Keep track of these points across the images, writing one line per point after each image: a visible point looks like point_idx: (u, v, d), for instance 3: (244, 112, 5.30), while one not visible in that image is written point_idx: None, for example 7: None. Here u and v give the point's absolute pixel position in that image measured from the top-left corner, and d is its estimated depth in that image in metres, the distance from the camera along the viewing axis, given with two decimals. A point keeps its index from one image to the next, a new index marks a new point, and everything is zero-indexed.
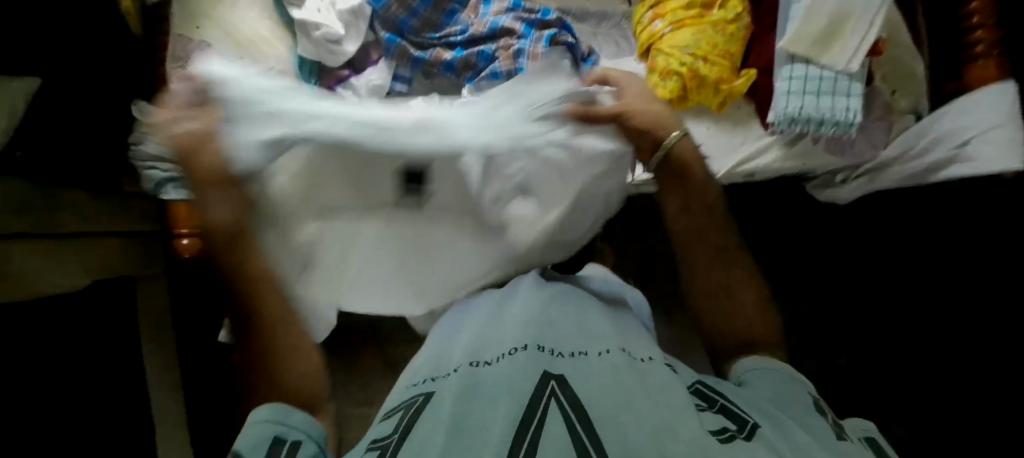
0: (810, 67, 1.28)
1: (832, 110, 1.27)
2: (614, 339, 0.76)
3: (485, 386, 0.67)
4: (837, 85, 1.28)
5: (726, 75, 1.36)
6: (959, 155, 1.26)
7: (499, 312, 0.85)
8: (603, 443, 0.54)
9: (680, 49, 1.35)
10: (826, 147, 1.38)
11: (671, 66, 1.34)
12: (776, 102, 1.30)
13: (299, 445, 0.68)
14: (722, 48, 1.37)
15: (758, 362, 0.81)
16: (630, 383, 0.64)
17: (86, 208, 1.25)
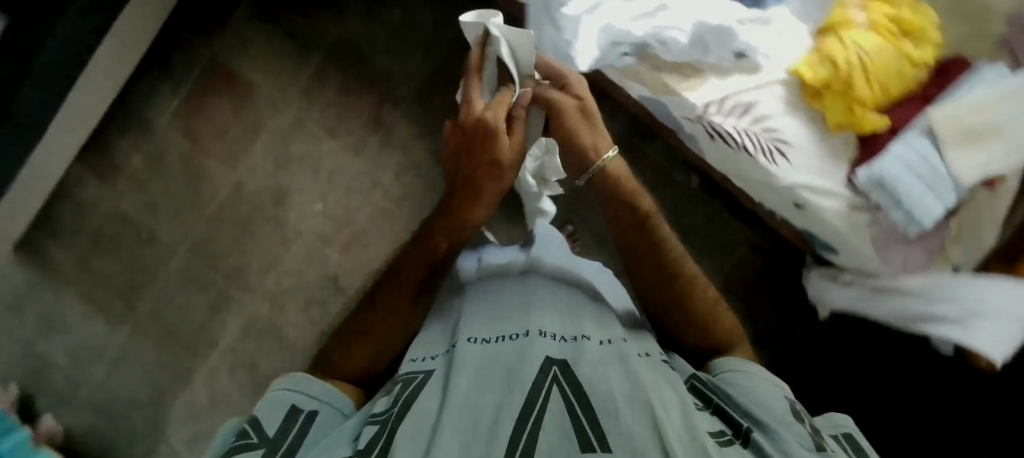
0: (927, 154, 0.67)
1: (916, 202, 0.68)
2: (613, 324, 0.56)
3: (481, 356, 0.48)
4: (940, 182, 0.67)
5: (864, 108, 0.68)
6: (938, 318, 0.76)
7: (479, 293, 0.60)
8: (610, 437, 0.39)
9: (853, 45, 0.67)
10: (881, 242, 0.73)
11: (813, 64, 0.69)
12: (867, 165, 0.69)
13: (315, 415, 0.49)
14: (889, 74, 0.67)
15: (731, 361, 0.53)
16: (650, 375, 0.46)
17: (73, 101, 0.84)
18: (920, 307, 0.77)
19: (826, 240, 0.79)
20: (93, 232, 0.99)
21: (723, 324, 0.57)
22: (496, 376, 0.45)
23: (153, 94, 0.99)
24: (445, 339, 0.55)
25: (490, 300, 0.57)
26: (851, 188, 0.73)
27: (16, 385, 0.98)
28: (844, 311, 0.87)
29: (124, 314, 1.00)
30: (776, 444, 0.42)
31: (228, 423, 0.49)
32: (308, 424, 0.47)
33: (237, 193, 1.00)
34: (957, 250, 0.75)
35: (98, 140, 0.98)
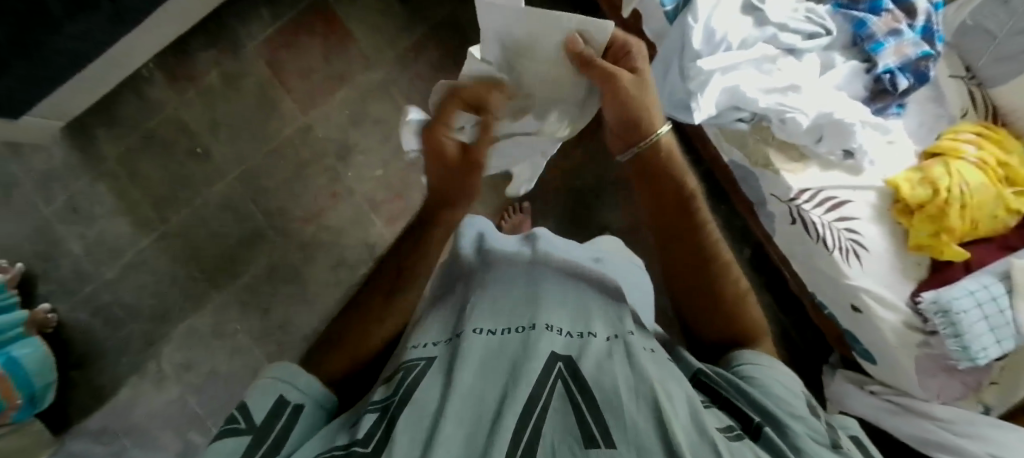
0: (1000, 300, 0.70)
1: (975, 337, 0.70)
2: (625, 317, 0.48)
3: (486, 347, 0.41)
4: (1001, 331, 0.71)
5: (951, 236, 0.71)
6: (958, 450, 0.78)
7: (491, 277, 0.51)
8: (614, 431, 0.34)
9: (960, 178, 0.69)
10: (924, 365, 0.76)
11: (916, 182, 0.71)
12: (940, 293, 0.72)
13: (302, 409, 0.39)
14: (982, 213, 0.70)
15: (749, 355, 0.46)
16: (664, 373, 0.40)
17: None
18: (944, 436, 0.78)
19: (867, 347, 0.80)
20: (149, 131, 0.96)
21: (747, 317, 0.50)
22: (497, 371, 0.39)
23: (250, 13, 0.97)
24: (454, 321, 0.47)
25: (498, 277, 0.51)
26: (912, 308, 0.75)
27: (22, 263, 0.92)
28: (863, 419, 0.88)
29: (154, 222, 0.97)
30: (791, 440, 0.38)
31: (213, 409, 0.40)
32: (294, 421, 0.38)
33: (302, 134, 0.99)
34: (991, 392, 0.78)
35: (182, 46, 0.96)
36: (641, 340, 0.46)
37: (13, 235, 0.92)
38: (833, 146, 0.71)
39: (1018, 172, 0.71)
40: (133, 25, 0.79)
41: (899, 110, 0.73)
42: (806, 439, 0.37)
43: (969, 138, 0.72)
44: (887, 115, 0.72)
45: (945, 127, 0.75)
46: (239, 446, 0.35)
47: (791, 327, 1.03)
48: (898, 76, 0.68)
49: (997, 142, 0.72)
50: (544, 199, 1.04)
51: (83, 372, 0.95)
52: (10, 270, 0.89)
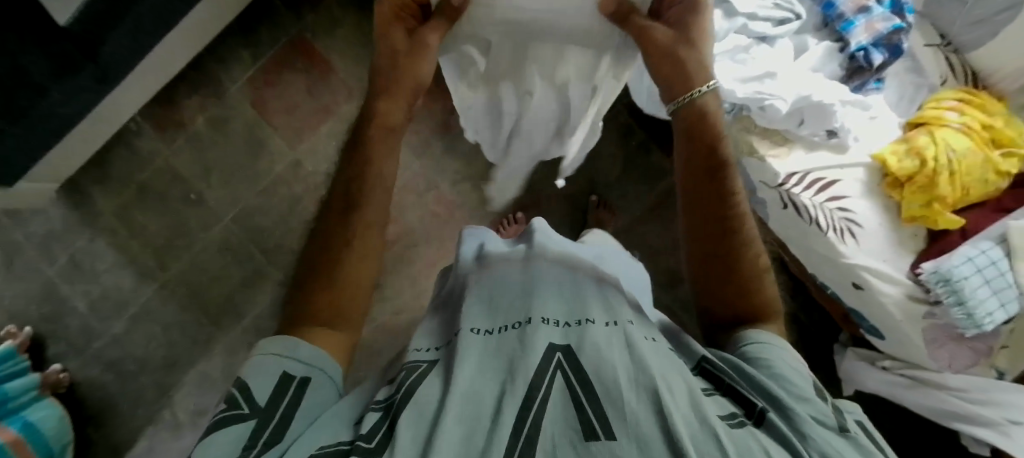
0: (1001, 264, 0.70)
1: (979, 303, 0.70)
2: (621, 305, 0.49)
3: (484, 347, 0.42)
4: (1004, 294, 0.70)
5: (941, 205, 0.71)
6: (975, 418, 0.79)
7: (486, 275, 0.52)
8: (614, 422, 0.34)
9: (946, 145, 0.69)
10: (931, 336, 0.76)
11: (902, 151, 0.71)
12: (940, 260, 0.72)
13: (308, 382, 0.40)
14: (972, 179, 0.70)
15: (760, 334, 0.45)
16: (663, 361, 0.40)
17: (155, 52, 0.82)
18: (961, 406, 0.79)
19: (874, 323, 0.80)
20: (140, 183, 0.97)
21: (764, 296, 0.49)
22: (498, 370, 0.40)
23: (229, 54, 0.97)
24: (447, 327, 0.50)
25: (496, 273, 0.52)
26: (913, 279, 0.75)
27: (29, 326, 0.93)
28: (879, 394, 0.89)
29: (155, 271, 0.98)
30: (793, 424, 0.38)
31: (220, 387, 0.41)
32: (300, 397, 0.39)
33: (292, 171, 1.00)
34: (1003, 356, 0.76)
35: (166, 94, 0.96)
36: (640, 328, 0.46)
37: (16, 299, 0.93)
38: (815, 127, 0.71)
39: (1003, 134, 0.71)
40: (116, 86, 0.80)
41: (878, 84, 0.73)
42: (808, 422, 0.38)
43: (952, 104, 0.72)
44: (866, 91, 0.72)
45: (927, 96, 0.75)
46: (244, 428, 0.36)
47: (798, 309, 1.02)
48: (872, 52, 0.68)
49: (979, 106, 0.72)
50: (537, 205, 1.03)
51: (100, 428, 0.96)
52: (19, 335, 0.90)
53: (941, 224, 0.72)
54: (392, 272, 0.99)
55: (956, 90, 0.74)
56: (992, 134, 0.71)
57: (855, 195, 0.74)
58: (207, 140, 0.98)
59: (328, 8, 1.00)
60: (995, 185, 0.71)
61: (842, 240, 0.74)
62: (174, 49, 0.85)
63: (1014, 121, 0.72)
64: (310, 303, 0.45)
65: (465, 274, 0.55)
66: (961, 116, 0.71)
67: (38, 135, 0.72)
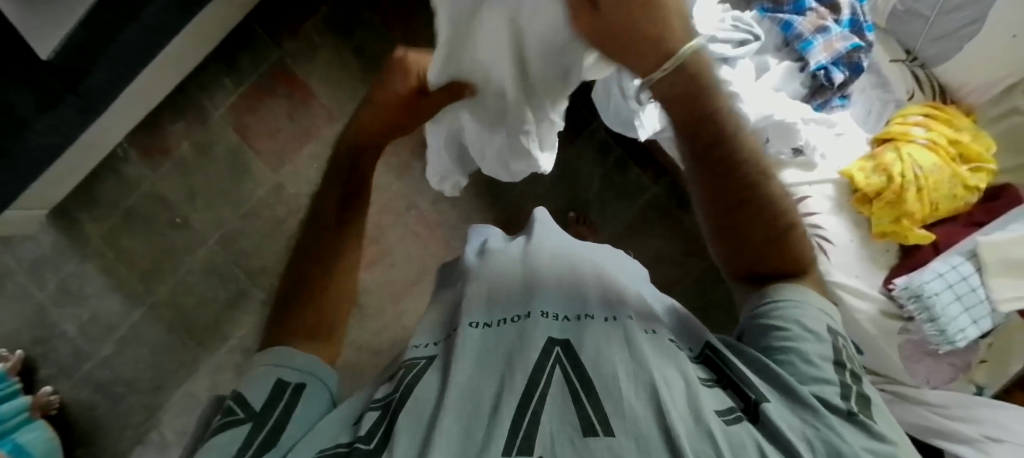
0: (972, 280, 0.71)
1: (951, 320, 0.70)
2: (623, 299, 0.47)
3: (481, 340, 0.42)
4: (976, 310, 0.71)
5: (910, 220, 0.72)
6: (953, 434, 0.77)
7: (481, 270, 0.51)
8: (613, 418, 0.33)
9: (912, 163, 0.70)
10: (907, 352, 0.75)
11: (871, 167, 0.71)
12: (915, 276, 0.72)
13: (303, 387, 0.41)
14: (940, 195, 0.71)
15: (789, 293, 0.45)
16: (664, 356, 0.39)
17: (141, 85, 0.84)
18: (941, 421, 0.77)
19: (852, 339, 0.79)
20: (129, 208, 0.99)
21: (796, 248, 0.48)
22: (497, 367, 0.39)
23: (213, 82, 1.00)
24: (447, 322, 0.48)
25: (499, 264, 0.51)
26: (887, 295, 0.74)
27: (21, 350, 0.95)
28: None
29: (143, 294, 0.99)
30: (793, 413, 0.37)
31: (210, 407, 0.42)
32: (294, 402, 0.39)
33: (275, 194, 1.02)
34: (981, 370, 0.77)
35: (152, 122, 0.98)
36: (640, 322, 0.44)
37: (9, 323, 0.95)
38: (779, 145, 0.71)
39: (970, 149, 0.72)
40: (103, 119, 0.82)
41: (843, 101, 0.73)
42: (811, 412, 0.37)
43: (917, 120, 0.73)
44: (831, 108, 0.73)
45: (893, 112, 0.76)
46: (238, 432, 0.36)
47: None
48: (832, 71, 0.69)
49: (945, 122, 0.73)
50: (515, 222, 1.04)
51: (90, 449, 0.97)
52: (11, 358, 0.92)
53: (911, 239, 0.73)
54: (373, 292, 1.01)
55: (920, 106, 0.75)
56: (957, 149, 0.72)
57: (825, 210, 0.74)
58: (193, 166, 1.00)
59: (308, 35, 1.02)
60: (962, 199, 0.72)
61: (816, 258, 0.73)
62: (157, 80, 0.87)
63: (980, 135, 0.74)
64: (304, 320, 0.46)
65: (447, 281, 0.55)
66: (927, 132, 0.72)
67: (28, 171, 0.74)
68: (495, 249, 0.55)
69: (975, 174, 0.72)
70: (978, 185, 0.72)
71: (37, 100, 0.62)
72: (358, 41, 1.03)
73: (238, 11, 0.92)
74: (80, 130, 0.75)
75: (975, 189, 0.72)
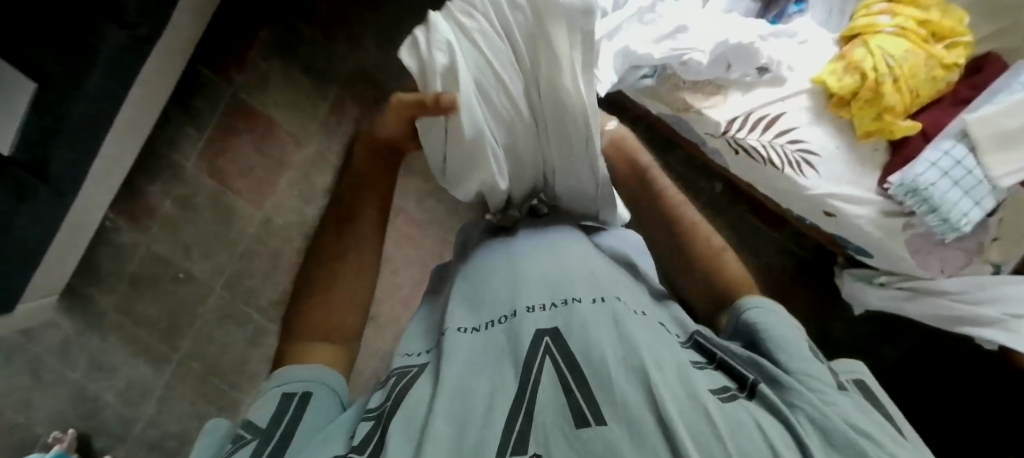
0: (967, 160, 0.70)
1: (952, 207, 0.69)
2: (612, 284, 0.46)
3: (472, 342, 0.41)
4: (975, 190, 0.70)
5: (894, 112, 0.71)
6: (977, 320, 0.75)
7: (471, 266, 0.51)
8: (606, 408, 0.33)
9: (883, 55, 0.70)
10: (915, 246, 0.74)
11: (845, 68, 0.71)
12: (909, 170, 0.71)
13: (309, 396, 0.39)
14: (916, 80, 0.71)
15: (749, 299, 0.47)
16: (652, 336, 0.39)
17: (108, 155, 0.84)
18: (959, 308, 0.76)
19: (859, 245, 0.78)
20: (132, 274, 1.01)
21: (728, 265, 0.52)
22: (488, 365, 0.39)
23: (177, 134, 1.00)
24: (439, 325, 0.48)
25: (478, 266, 0.50)
26: (883, 195, 0.74)
27: (72, 427, 0.98)
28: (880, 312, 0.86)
29: (168, 352, 1.01)
30: (783, 398, 0.37)
31: (212, 423, 0.39)
32: (301, 413, 0.38)
33: (265, 228, 1.03)
34: (996, 249, 0.75)
35: (130, 187, 0.99)
36: (630, 305, 0.44)
37: (52, 408, 0.98)
38: (746, 66, 0.71)
39: (941, 27, 0.72)
40: (81, 196, 0.82)
41: (799, 7, 0.76)
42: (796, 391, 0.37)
43: (880, 11, 0.73)
44: (788, 16, 0.76)
45: (855, 6, 0.77)
46: (245, 453, 0.34)
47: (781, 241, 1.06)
48: None
49: (911, 4, 0.73)
50: None
51: None
52: (66, 437, 0.96)
53: (900, 132, 0.72)
54: (382, 302, 1.01)
55: None
56: (925, 30, 0.72)
57: (806, 114, 0.74)
58: (181, 220, 1.01)
59: (255, 64, 1.01)
60: (943, 79, 0.72)
61: (808, 173, 0.73)
62: (122, 145, 0.87)
63: (950, 9, 0.74)
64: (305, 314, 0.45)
65: (438, 289, 0.55)
66: (893, 20, 0.72)
67: (26, 265, 0.74)
68: (488, 243, 0.54)
69: (948, 50, 0.72)
70: (954, 61, 0.72)
71: (11, 196, 0.60)
72: (305, 58, 1.03)
73: (182, 57, 0.92)
74: (63, 213, 0.74)
75: (952, 66, 0.72)
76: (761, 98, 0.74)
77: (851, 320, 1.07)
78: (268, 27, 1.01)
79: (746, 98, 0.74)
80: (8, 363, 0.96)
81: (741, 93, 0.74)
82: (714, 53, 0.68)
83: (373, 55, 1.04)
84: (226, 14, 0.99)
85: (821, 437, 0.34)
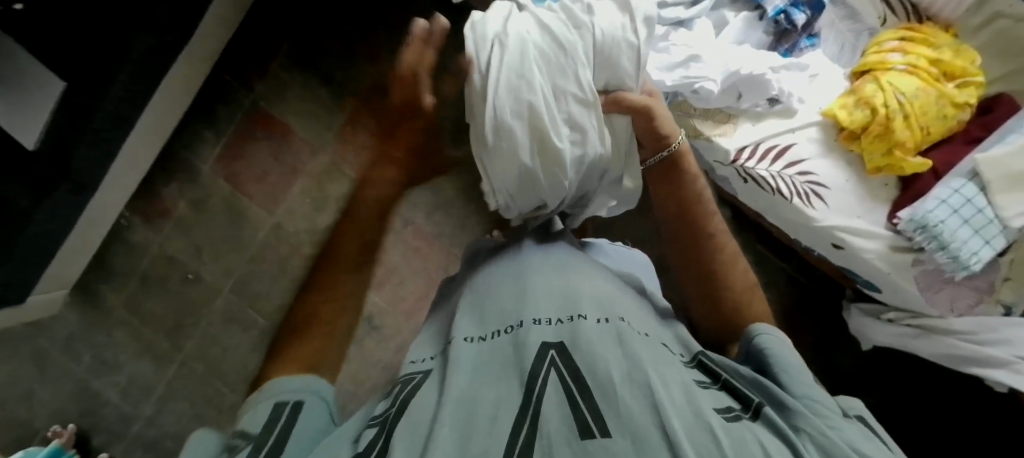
0: (976, 197, 0.70)
1: (962, 245, 0.69)
2: (616, 302, 0.46)
3: (479, 354, 0.41)
4: (985, 229, 0.70)
5: (904, 147, 0.71)
6: (986, 360, 0.74)
7: (485, 277, 0.52)
8: (611, 421, 0.32)
9: (893, 91, 0.70)
10: (924, 283, 0.74)
11: (859, 102, 0.72)
12: (918, 206, 0.71)
13: (302, 405, 0.38)
14: (927, 118, 0.71)
15: (761, 328, 0.47)
16: (660, 357, 0.39)
17: (130, 153, 0.86)
18: (967, 349, 0.75)
19: (867, 278, 0.78)
20: (143, 273, 1.02)
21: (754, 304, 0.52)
22: (493, 376, 0.39)
23: (195, 138, 1.02)
24: (445, 333, 0.48)
25: (483, 285, 0.51)
26: (893, 230, 0.74)
27: (72, 423, 0.98)
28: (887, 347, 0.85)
29: (171, 352, 1.02)
30: (789, 422, 0.37)
31: (193, 437, 0.36)
32: (293, 418, 0.37)
33: (276, 233, 1.05)
34: (1008, 289, 0.72)
35: (147, 187, 1.01)
36: (635, 325, 0.44)
37: (54, 402, 0.98)
38: (756, 95, 0.71)
39: (953, 66, 0.73)
40: (99, 193, 0.84)
41: (811, 42, 0.77)
42: (801, 415, 0.36)
43: (891, 48, 0.74)
44: (800, 50, 0.76)
45: (867, 41, 0.78)
46: None
47: (791, 272, 1.06)
48: (793, 14, 0.73)
49: (922, 42, 0.74)
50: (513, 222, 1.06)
51: None
52: (64, 433, 0.96)
53: (912, 168, 0.72)
54: (385, 312, 1.02)
55: (895, 34, 0.75)
56: (938, 69, 0.73)
57: (813, 147, 0.75)
58: (194, 222, 1.03)
59: (276, 75, 1.04)
60: (954, 117, 0.73)
61: (814, 204, 0.74)
62: (143, 145, 0.89)
63: (962, 49, 0.74)
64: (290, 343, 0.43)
65: (444, 301, 0.56)
66: (905, 58, 0.73)
67: (40, 258, 0.75)
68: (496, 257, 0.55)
69: (960, 89, 0.73)
70: (965, 100, 0.72)
71: (33, 190, 0.62)
72: (325, 71, 1.05)
73: (206, 65, 0.95)
74: (80, 208, 0.75)
75: (963, 105, 0.73)
76: (770, 127, 0.74)
77: (859, 357, 1.06)
78: (291, 39, 1.04)
79: (755, 128, 0.74)
80: (15, 355, 0.97)
81: (751, 123, 0.75)
82: (725, 82, 0.69)
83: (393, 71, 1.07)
84: (252, 24, 1.02)
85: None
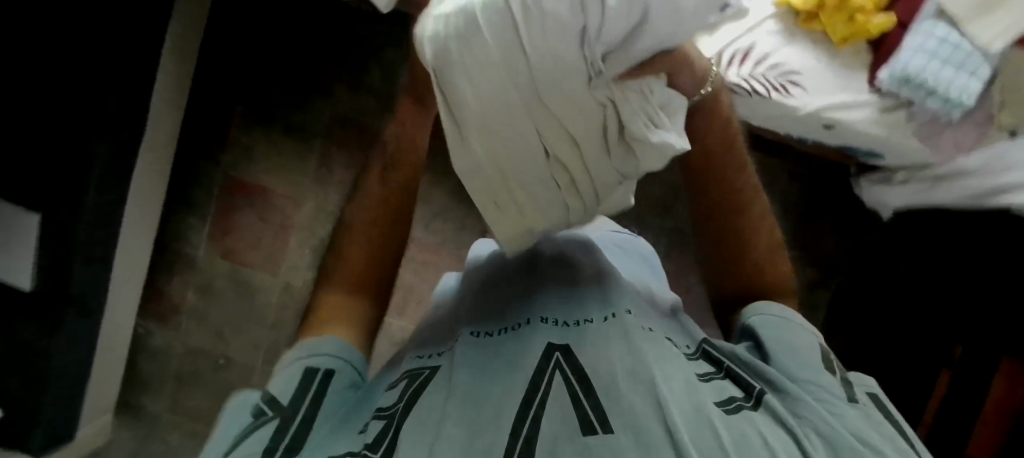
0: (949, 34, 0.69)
1: (950, 86, 0.68)
2: (619, 297, 0.51)
3: (479, 351, 0.45)
4: (966, 62, 0.69)
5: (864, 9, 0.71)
6: (1005, 189, 0.73)
7: (483, 288, 0.57)
8: (612, 418, 0.36)
9: None
10: (925, 132, 0.74)
11: None
12: (895, 60, 0.70)
13: (330, 376, 0.44)
14: None
15: (768, 310, 0.54)
16: (665, 354, 0.43)
17: (123, 264, 0.86)
18: (986, 184, 0.74)
19: (866, 149, 0.78)
20: (176, 372, 1.02)
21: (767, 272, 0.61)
22: (496, 374, 0.42)
23: (180, 228, 1.02)
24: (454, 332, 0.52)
25: (481, 294, 0.55)
26: (877, 94, 0.73)
27: None
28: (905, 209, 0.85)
29: None
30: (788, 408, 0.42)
31: (232, 394, 0.44)
32: (321, 390, 0.43)
33: (288, 293, 1.04)
34: (1007, 114, 0.70)
35: (151, 290, 1.02)
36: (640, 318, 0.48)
37: None
38: None
39: None
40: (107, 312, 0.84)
41: None
42: (801, 406, 0.42)
43: None
44: None
45: None
46: (271, 423, 0.39)
47: (792, 165, 1.06)
48: None
49: None
50: None
51: None
52: None
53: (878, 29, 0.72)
54: None
55: None
56: None
57: (779, 39, 0.74)
58: (207, 307, 1.03)
59: (236, 141, 1.03)
60: None
61: (790, 94, 0.73)
62: (131, 253, 0.88)
63: None
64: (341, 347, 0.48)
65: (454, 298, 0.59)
66: None
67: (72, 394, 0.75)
68: (486, 271, 0.59)
69: None
70: None
71: None
72: (282, 120, 1.03)
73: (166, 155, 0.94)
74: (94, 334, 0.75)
75: None
76: (730, 31, 0.73)
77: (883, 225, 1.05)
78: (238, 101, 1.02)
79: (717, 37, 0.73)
80: None
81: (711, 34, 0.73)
82: None
83: (346, 100, 1.04)
84: (196, 99, 1.01)
85: (822, 445, 0.39)
